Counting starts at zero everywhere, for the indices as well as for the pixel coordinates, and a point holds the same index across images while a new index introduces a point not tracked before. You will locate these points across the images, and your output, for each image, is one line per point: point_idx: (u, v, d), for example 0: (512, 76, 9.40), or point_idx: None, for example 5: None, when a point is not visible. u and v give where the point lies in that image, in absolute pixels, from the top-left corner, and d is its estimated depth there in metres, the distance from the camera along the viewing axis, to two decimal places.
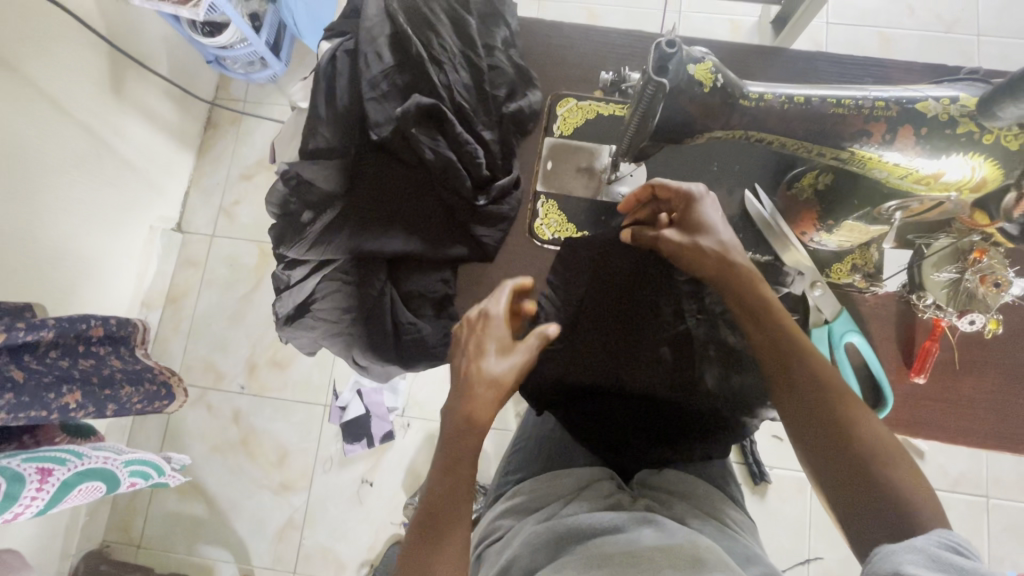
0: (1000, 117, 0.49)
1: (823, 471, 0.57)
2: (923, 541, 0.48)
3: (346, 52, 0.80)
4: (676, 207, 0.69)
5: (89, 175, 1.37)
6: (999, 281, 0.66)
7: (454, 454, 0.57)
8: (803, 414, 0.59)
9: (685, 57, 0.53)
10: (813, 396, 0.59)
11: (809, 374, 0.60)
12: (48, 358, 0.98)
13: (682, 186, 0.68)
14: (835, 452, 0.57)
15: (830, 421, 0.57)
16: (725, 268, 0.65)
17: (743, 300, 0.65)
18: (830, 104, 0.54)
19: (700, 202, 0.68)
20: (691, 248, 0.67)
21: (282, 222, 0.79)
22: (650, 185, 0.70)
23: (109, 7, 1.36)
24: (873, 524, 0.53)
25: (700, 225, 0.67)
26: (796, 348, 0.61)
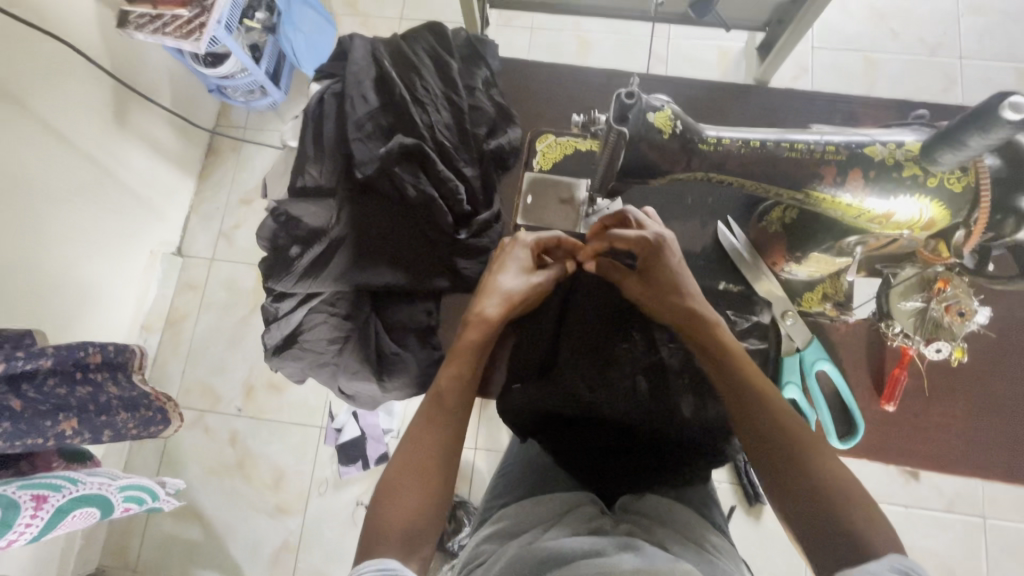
0: (941, 163, 0.52)
1: (792, 511, 0.59)
2: (875, 566, 0.51)
3: (333, 94, 0.84)
4: (643, 255, 0.72)
5: (92, 204, 1.41)
6: (963, 311, 0.68)
7: (424, 469, 0.62)
8: (768, 455, 0.62)
9: (644, 106, 0.56)
10: (764, 426, 0.63)
11: (768, 417, 0.63)
12: (46, 385, 1.00)
13: (639, 234, 0.71)
14: (790, 481, 0.60)
15: (786, 453, 0.61)
16: (688, 315, 0.70)
17: (704, 346, 0.69)
18: (784, 148, 0.57)
19: (668, 251, 0.71)
20: (655, 295, 0.73)
21: (272, 257, 0.83)
22: (606, 239, 0.73)
23: (114, 42, 1.42)
24: (841, 557, 0.55)
25: (664, 276, 0.71)
26: (756, 393, 0.64)
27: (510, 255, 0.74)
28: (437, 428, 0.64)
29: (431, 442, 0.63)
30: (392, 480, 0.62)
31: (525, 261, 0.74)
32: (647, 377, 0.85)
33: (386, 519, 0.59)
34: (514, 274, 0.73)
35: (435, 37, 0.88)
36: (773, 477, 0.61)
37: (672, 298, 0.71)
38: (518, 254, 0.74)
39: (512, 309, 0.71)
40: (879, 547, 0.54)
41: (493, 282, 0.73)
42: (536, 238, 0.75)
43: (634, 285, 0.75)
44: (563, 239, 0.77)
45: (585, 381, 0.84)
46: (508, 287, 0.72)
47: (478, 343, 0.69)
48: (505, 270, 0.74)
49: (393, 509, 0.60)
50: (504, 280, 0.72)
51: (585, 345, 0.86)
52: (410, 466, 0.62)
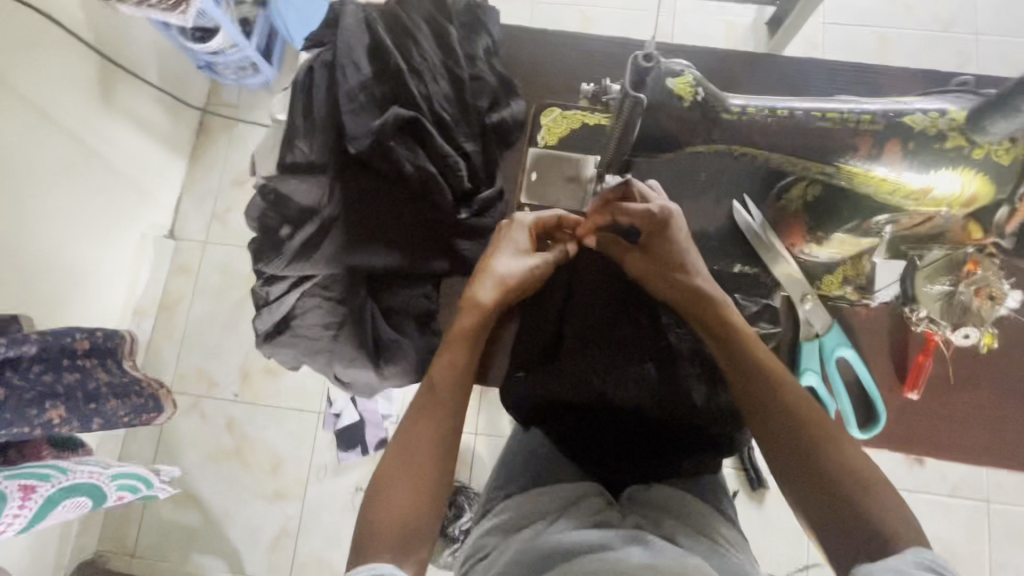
0: (991, 132, 0.48)
1: (802, 497, 0.56)
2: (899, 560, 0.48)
3: (323, 63, 0.78)
4: (647, 230, 0.69)
5: (79, 184, 1.36)
6: (994, 294, 0.66)
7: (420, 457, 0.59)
8: (776, 438, 0.58)
9: (663, 70, 0.51)
10: (771, 407, 0.59)
11: (775, 397, 0.60)
12: (31, 372, 0.97)
13: (643, 208, 0.68)
14: (798, 464, 0.56)
15: (797, 441, 0.57)
16: (691, 292, 0.67)
17: (708, 324, 0.66)
18: (816, 117, 0.52)
19: (673, 225, 0.68)
20: (659, 270, 0.69)
21: (260, 237, 0.78)
22: (609, 213, 0.69)
23: (97, 14, 1.35)
24: (855, 545, 0.52)
25: (669, 253, 0.68)
26: (763, 372, 0.61)
27: (512, 234, 0.70)
28: (431, 419, 0.61)
29: (426, 433, 0.61)
30: (384, 473, 0.59)
31: (524, 241, 0.71)
32: (656, 362, 0.81)
33: (380, 512, 0.57)
34: (511, 256, 0.70)
35: (433, 1, 0.81)
36: (782, 467, 0.58)
37: (676, 275, 0.68)
38: (518, 236, 0.70)
39: (508, 294, 0.68)
40: (901, 541, 0.50)
41: (489, 264, 0.69)
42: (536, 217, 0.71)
43: (637, 262, 0.71)
44: (566, 219, 0.73)
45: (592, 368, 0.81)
46: (504, 271, 0.68)
47: (471, 331, 0.66)
48: (501, 251, 0.70)
49: (386, 505, 0.57)
50: (500, 263, 0.68)
51: (590, 330, 0.83)
52: (403, 454, 0.59)
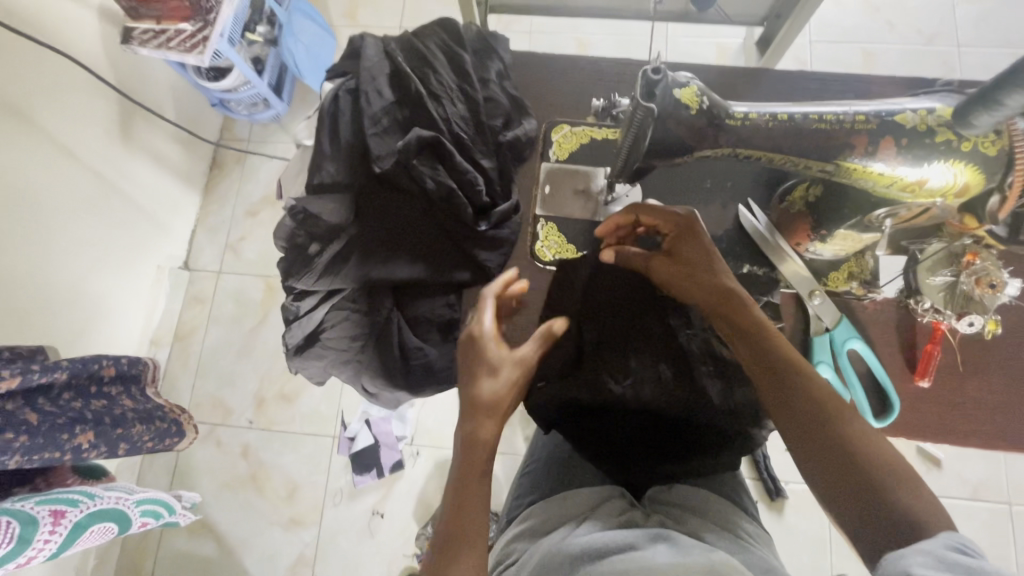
0: (976, 125, 0.50)
1: (833, 492, 0.57)
2: (930, 544, 0.49)
3: (348, 91, 0.83)
4: (672, 235, 0.74)
5: (99, 220, 1.41)
6: (994, 283, 0.68)
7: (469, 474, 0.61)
8: (804, 435, 0.60)
9: (670, 82, 0.55)
10: (800, 403, 0.62)
11: (805, 396, 0.62)
12: (61, 399, 1.01)
13: (669, 212, 0.73)
14: (832, 460, 0.58)
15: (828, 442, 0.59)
16: (717, 293, 0.70)
17: (736, 325, 0.69)
18: (813, 119, 0.56)
19: (699, 229, 0.72)
20: (685, 272, 0.72)
21: (291, 254, 0.82)
22: (633, 214, 0.74)
23: (119, 58, 1.43)
24: (889, 537, 0.53)
25: (693, 254, 0.72)
26: (791, 371, 0.64)
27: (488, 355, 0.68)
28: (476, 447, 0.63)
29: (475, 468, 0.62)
30: (445, 520, 0.58)
31: (496, 354, 0.68)
32: (672, 363, 0.82)
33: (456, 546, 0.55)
34: (488, 378, 0.67)
35: (446, 30, 0.86)
36: (818, 464, 0.59)
37: (704, 273, 0.71)
38: (494, 352, 0.68)
39: (505, 405, 0.66)
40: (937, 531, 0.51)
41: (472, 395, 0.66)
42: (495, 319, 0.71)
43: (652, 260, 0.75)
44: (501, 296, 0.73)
45: (610, 370, 0.82)
46: (489, 394, 0.66)
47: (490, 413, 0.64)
48: (481, 375, 0.68)
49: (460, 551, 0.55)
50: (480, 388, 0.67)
51: (610, 338, 0.81)
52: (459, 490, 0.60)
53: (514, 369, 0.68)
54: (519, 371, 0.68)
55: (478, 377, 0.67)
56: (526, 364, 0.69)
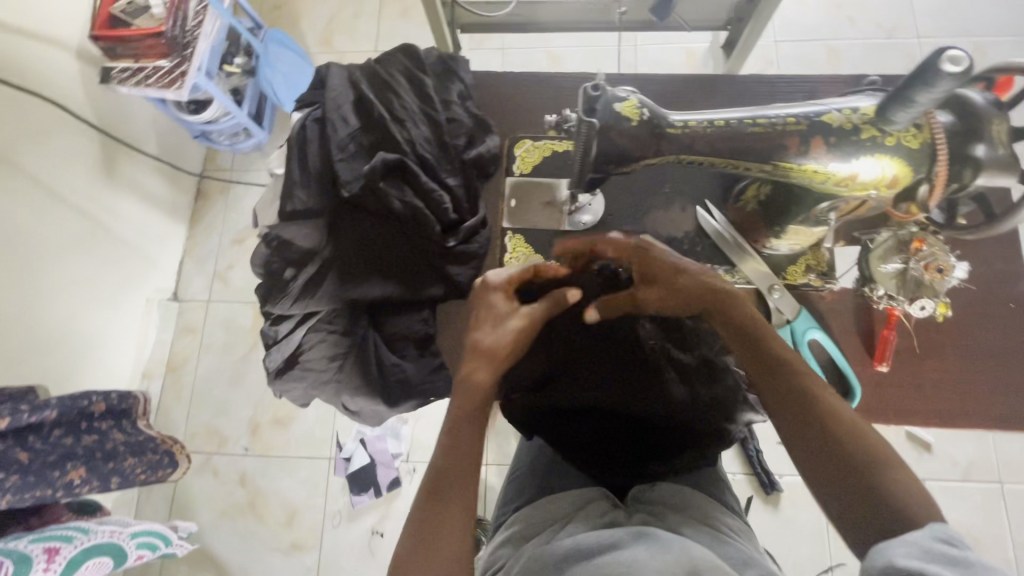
0: (896, 122, 0.54)
1: (827, 477, 0.61)
2: (916, 535, 0.52)
3: (315, 121, 0.86)
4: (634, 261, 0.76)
5: (86, 257, 1.43)
6: (942, 267, 0.71)
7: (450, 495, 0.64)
8: (797, 426, 0.64)
9: (611, 98, 0.58)
10: (791, 394, 0.65)
11: (795, 389, 0.65)
12: (53, 437, 1.02)
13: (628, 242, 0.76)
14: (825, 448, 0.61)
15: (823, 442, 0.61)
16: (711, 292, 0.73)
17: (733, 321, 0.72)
18: (747, 123, 0.59)
19: (652, 247, 0.75)
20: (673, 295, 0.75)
21: (266, 283, 0.85)
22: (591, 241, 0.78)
23: (98, 98, 1.46)
24: (878, 519, 0.56)
25: (666, 273, 0.75)
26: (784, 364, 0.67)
27: (495, 306, 0.72)
28: (451, 473, 0.65)
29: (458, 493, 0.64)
30: (417, 528, 0.62)
31: (504, 306, 0.72)
32: (637, 371, 0.85)
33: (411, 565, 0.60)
34: (491, 329, 0.71)
35: (408, 57, 0.89)
36: (813, 451, 0.62)
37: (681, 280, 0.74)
38: (502, 305, 0.72)
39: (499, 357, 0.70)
40: (923, 516, 0.55)
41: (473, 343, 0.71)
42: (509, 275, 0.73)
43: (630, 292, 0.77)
44: (540, 267, 0.75)
45: (576, 384, 0.85)
46: (491, 342, 0.70)
47: (456, 445, 0.67)
48: (484, 324, 0.72)
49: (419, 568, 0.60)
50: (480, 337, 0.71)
51: (574, 350, 0.85)
52: (434, 518, 0.63)
53: (518, 322, 0.71)
54: (522, 325, 0.70)
55: (482, 326, 0.72)
56: (530, 320, 0.71)
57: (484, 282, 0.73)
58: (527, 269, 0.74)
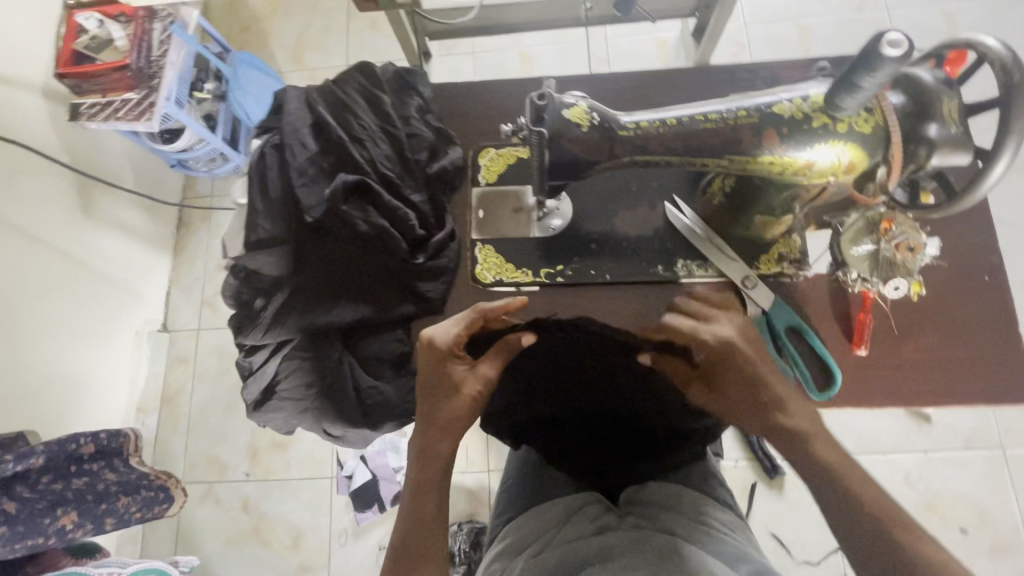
0: (845, 107, 0.53)
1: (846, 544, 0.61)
2: None
3: (273, 147, 0.85)
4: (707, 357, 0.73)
5: (68, 297, 1.42)
6: (913, 246, 0.71)
7: (422, 563, 0.65)
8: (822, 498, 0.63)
9: (558, 105, 0.58)
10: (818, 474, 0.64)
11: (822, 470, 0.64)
12: (40, 484, 1.03)
13: (716, 338, 0.71)
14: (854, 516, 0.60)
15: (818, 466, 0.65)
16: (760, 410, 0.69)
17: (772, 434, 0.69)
18: (699, 120, 0.58)
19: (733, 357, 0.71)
20: (722, 404, 0.74)
21: (239, 312, 0.84)
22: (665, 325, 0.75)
23: (69, 136, 1.43)
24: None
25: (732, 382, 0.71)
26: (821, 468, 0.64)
27: (452, 372, 0.71)
28: (420, 539, 0.67)
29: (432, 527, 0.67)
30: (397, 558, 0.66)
31: (458, 367, 0.72)
32: (615, 402, 0.87)
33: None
34: (446, 398, 0.71)
35: (364, 74, 0.88)
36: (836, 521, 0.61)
37: (746, 413, 0.71)
38: (458, 369, 0.72)
39: (456, 424, 0.71)
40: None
41: (428, 410, 0.71)
42: (456, 335, 0.71)
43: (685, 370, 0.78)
44: (487, 311, 0.71)
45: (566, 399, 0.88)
46: (450, 412, 0.71)
47: (428, 483, 0.70)
48: (440, 390, 0.72)
49: None
50: (432, 406, 0.72)
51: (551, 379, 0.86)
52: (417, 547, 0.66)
53: (477, 387, 0.71)
54: (480, 389, 0.71)
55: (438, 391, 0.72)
56: (489, 378, 0.72)
57: (429, 342, 0.71)
58: (473, 319, 0.71)
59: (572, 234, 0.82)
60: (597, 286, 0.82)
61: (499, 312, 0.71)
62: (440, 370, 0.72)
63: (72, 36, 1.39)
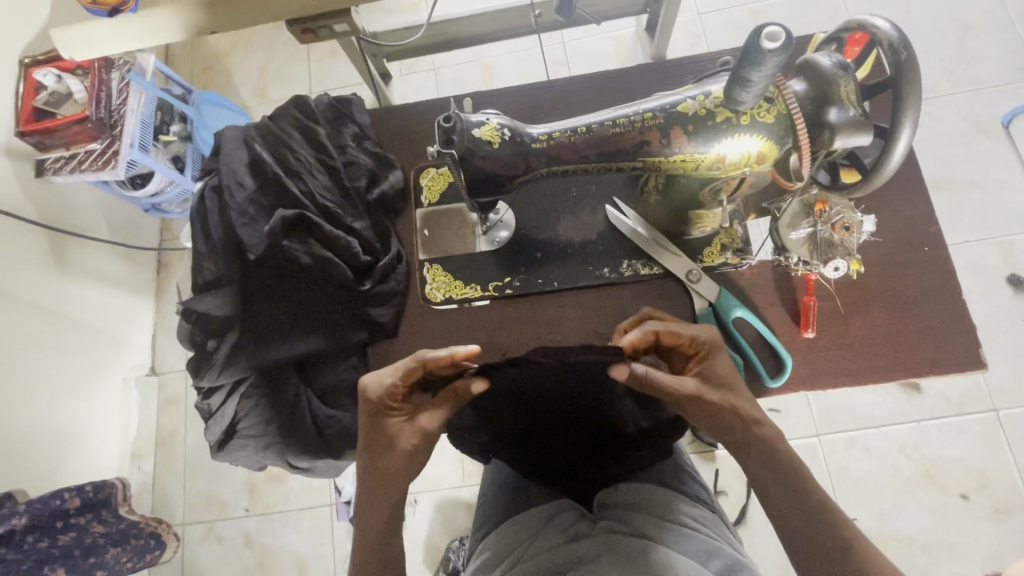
0: (743, 101, 0.54)
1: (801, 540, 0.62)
2: None
3: (213, 189, 0.86)
4: (697, 354, 0.72)
5: (49, 352, 1.41)
6: (848, 225, 0.72)
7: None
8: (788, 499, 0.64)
9: (467, 124, 0.59)
10: (785, 477, 0.65)
11: (789, 485, 0.65)
12: (25, 543, 1.03)
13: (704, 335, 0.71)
14: (809, 508, 0.63)
15: (756, 441, 0.67)
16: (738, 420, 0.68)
17: (754, 447, 0.68)
18: (608, 126, 0.60)
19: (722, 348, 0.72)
20: (706, 415, 0.68)
21: (194, 354, 0.84)
22: (652, 331, 0.72)
23: (37, 192, 1.41)
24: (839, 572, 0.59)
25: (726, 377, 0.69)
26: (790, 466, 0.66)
27: (388, 425, 0.70)
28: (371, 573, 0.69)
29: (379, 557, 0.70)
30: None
31: (396, 418, 0.71)
32: (579, 417, 0.83)
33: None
34: (388, 447, 0.70)
35: (298, 107, 0.88)
36: (797, 515, 0.63)
37: (731, 429, 0.68)
38: (395, 421, 0.71)
39: (399, 471, 0.70)
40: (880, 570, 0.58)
41: (372, 459, 0.70)
42: (392, 385, 0.70)
43: (687, 381, 0.69)
44: (428, 362, 0.70)
45: (527, 421, 0.83)
46: (392, 460, 0.70)
47: (379, 523, 0.70)
48: (379, 440, 0.71)
49: None
50: (376, 457, 0.70)
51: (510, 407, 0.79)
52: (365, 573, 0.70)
53: (414, 440, 0.70)
54: (417, 440, 0.70)
55: (378, 440, 0.71)
56: (426, 431, 0.71)
57: (364, 391, 0.71)
58: (411, 369, 0.70)
59: (519, 244, 0.82)
60: (547, 294, 0.82)
61: (441, 361, 0.70)
62: (378, 424, 0.71)
63: (31, 93, 1.33)
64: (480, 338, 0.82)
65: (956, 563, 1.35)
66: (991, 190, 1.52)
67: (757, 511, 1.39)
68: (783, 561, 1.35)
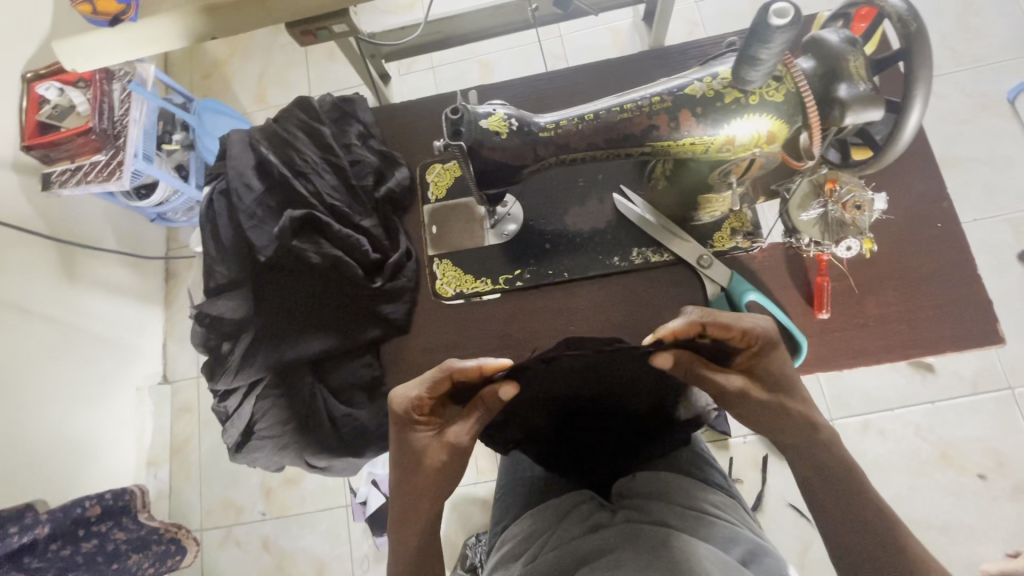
0: (752, 80, 0.54)
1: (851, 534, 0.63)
2: None
3: (221, 193, 0.86)
4: (752, 349, 0.68)
5: (63, 363, 1.42)
6: (859, 204, 0.72)
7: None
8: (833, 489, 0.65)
9: (475, 116, 0.59)
10: (828, 471, 0.65)
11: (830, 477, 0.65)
12: (48, 551, 1.04)
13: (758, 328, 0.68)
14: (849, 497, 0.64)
15: (802, 439, 0.67)
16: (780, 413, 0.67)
17: (797, 441, 0.67)
18: (615, 112, 0.60)
19: (778, 342, 0.68)
20: (749, 410, 0.68)
21: (208, 358, 0.84)
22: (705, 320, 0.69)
23: (44, 205, 1.42)
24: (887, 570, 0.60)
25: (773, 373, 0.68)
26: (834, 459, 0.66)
27: (415, 440, 0.69)
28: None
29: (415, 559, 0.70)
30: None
31: (424, 432, 0.70)
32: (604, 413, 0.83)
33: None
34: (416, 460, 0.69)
35: (302, 108, 0.88)
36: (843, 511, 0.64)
37: (774, 422, 0.67)
38: (423, 435, 0.69)
39: (431, 481, 0.69)
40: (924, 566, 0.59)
41: (405, 470, 0.70)
42: (421, 395, 0.69)
43: (734, 378, 0.68)
44: (455, 372, 0.69)
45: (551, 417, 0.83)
46: (423, 469, 0.69)
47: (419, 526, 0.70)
48: (409, 454, 0.70)
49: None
50: (406, 469, 0.70)
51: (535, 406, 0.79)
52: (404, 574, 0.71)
53: (442, 454, 0.69)
54: (446, 455, 0.68)
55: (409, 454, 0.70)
56: (454, 446, 0.69)
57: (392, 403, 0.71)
58: (438, 380, 0.69)
59: (528, 237, 0.82)
60: (557, 285, 0.82)
61: (468, 372, 0.69)
62: (408, 438, 0.70)
63: (34, 107, 1.34)
64: (493, 331, 0.82)
65: (977, 544, 1.34)
66: (999, 167, 1.50)
67: (774, 498, 1.39)
68: (802, 546, 1.34)
